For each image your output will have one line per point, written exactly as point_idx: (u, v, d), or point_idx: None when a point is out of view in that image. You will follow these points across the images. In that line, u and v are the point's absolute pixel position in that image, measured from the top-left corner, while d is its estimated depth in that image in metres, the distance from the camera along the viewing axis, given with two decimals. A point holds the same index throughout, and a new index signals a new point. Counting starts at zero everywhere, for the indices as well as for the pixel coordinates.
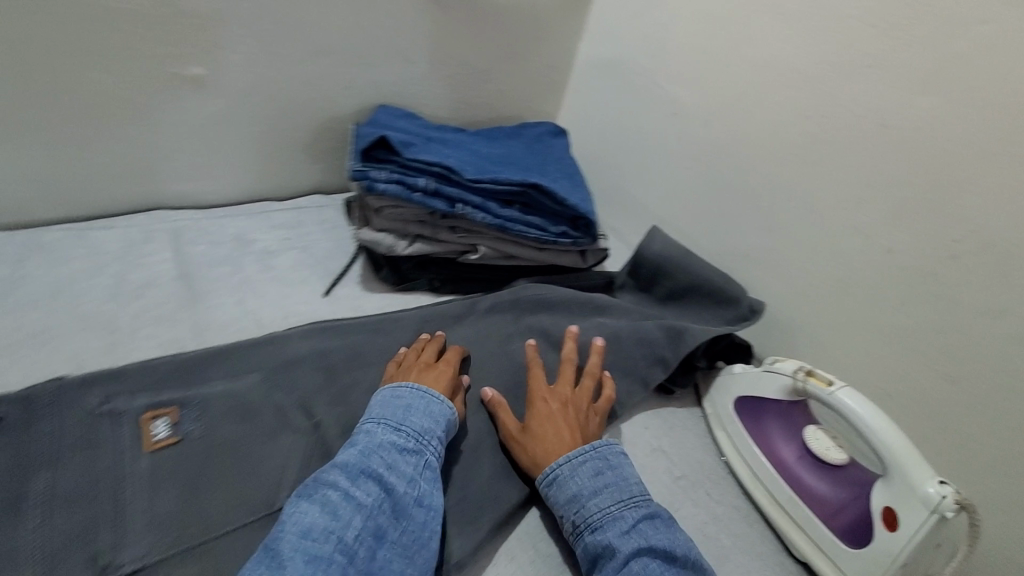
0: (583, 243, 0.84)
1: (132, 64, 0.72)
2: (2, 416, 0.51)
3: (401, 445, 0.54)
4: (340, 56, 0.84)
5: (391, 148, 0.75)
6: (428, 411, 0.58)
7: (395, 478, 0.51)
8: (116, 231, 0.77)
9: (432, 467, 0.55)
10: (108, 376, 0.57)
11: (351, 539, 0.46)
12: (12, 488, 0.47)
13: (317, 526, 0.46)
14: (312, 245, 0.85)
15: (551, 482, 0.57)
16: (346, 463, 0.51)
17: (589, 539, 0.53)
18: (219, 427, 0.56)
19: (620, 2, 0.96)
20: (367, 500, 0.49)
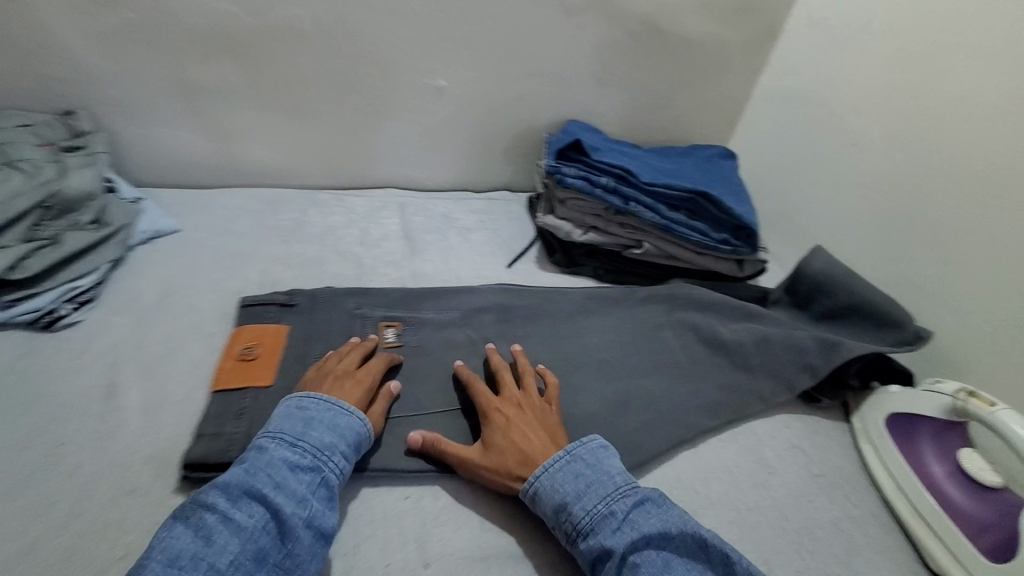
0: (742, 252, 0.90)
1: (400, 76, 0.95)
2: (298, 303, 0.73)
3: (294, 461, 0.52)
4: (548, 77, 1.02)
5: (581, 150, 0.89)
6: (331, 425, 0.55)
7: (280, 499, 0.49)
8: (363, 199, 1.01)
9: (326, 485, 0.52)
10: (359, 292, 0.77)
11: (223, 566, 0.45)
12: (302, 350, 0.68)
13: (188, 552, 0.45)
14: (500, 227, 1.02)
15: (534, 498, 0.55)
16: (227, 484, 0.49)
17: (584, 544, 0.52)
18: (430, 342, 0.73)
19: (808, 38, 1.02)
20: (248, 522, 0.47)
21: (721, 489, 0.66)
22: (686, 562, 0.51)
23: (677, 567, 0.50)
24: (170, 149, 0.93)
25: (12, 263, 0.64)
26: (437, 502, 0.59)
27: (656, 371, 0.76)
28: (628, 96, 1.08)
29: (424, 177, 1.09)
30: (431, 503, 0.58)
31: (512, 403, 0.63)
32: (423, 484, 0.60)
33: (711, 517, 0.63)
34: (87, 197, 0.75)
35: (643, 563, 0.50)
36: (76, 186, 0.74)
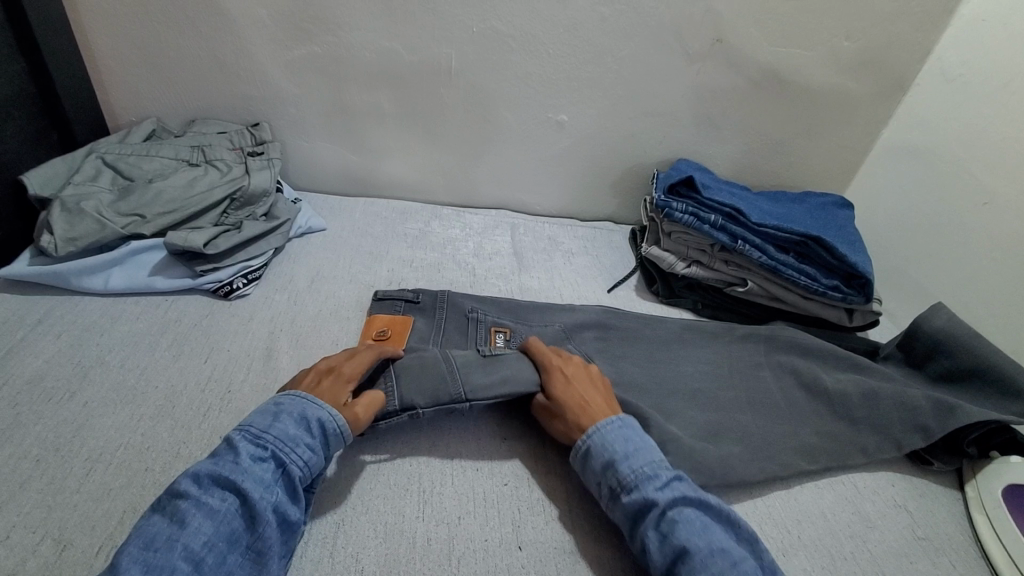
0: (854, 302, 0.88)
1: (527, 109, 1.05)
2: (423, 300, 0.82)
3: (262, 451, 0.54)
4: (663, 118, 1.07)
5: (692, 187, 0.92)
6: (299, 418, 0.57)
7: (250, 485, 0.51)
8: (479, 217, 1.11)
9: (290, 474, 0.54)
10: (474, 297, 0.85)
11: (197, 547, 0.46)
12: (422, 339, 0.76)
13: (161, 536, 0.46)
14: (602, 254, 1.08)
15: (585, 453, 0.61)
16: (197, 473, 0.51)
17: (627, 498, 0.57)
18: None
19: (942, 93, 1.00)
20: (217, 508, 0.49)
21: (813, 532, 0.65)
22: (723, 529, 0.54)
23: (714, 532, 0.53)
24: (327, 159, 1.09)
25: (207, 241, 0.78)
26: (532, 493, 0.63)
27: (751, 407, 0.77)
28: (741, 139, 1.11)
29: (535, 202, 1.18)
30: (526, 493, 0.63)
31: (571, 367, 0.70)
32: (520, 475, 0.65)
33: (801, 557, 0.62)
34: (262, 194, 0.89)
35: (681, 520, 0.54)
36: (257, 184, 0.89)
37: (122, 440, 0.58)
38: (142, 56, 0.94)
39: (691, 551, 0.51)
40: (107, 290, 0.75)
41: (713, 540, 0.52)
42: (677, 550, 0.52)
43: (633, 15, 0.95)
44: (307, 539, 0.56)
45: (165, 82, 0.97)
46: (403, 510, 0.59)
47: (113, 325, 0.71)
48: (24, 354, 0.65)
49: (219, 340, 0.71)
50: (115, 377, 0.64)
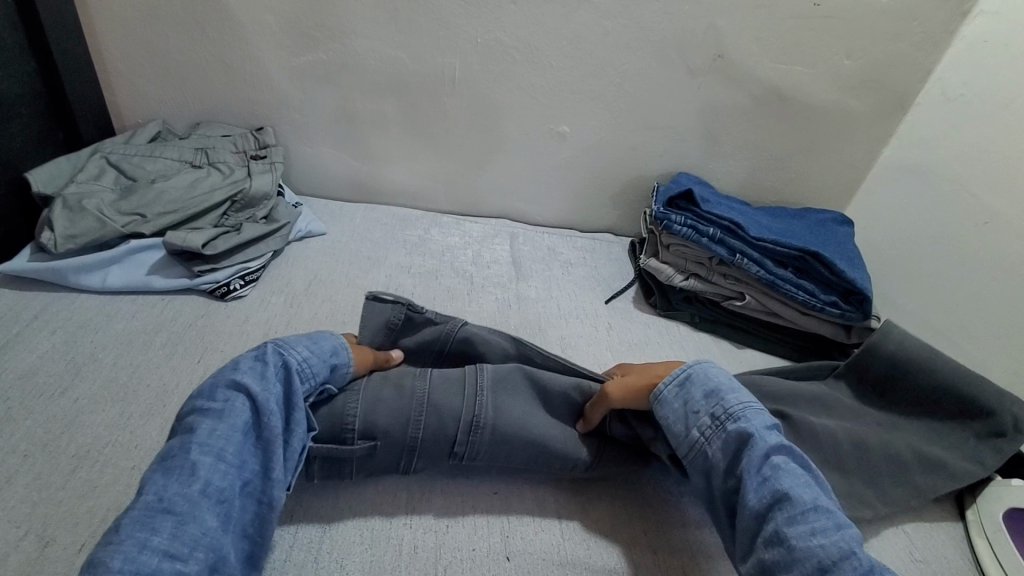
0: (852, 318, 0.86)
1: (530, 119, 1.05)
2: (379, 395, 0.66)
3: (258, 356, 0.58)
4: (664, 132, 1.08)
5: (692, 200, 0.93)
6: (289, 334, 0.62)
7: (248, 382, 0.55)
8: (479, 226, 1.11)
9: (288, 369, 0.58)
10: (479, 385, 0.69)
11: (212, 439, 0.51)
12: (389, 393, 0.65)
13: (177, 446, 0.51)
14: (601, 266, 1.08)
15: (687, 380, 0.64)
16: (202, 392, 0.56)
17: (732, 433, 0.59)
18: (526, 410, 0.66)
19: (943, 113, 1.00)
20: (222, 407, 0.53)
21: None
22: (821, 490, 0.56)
23: (816, 489, 0.55)
24: (330, 165, 1.10)
25: (206, 241, 0.78)
26: (523, 504, 0.63)
27: None
28: (742, 154, 1.11)
29: (535, 212, 1.18)
30: (517, 504, 0.63)
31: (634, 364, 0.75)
32: (511, 485, 0.65)
33: None
34: (264, 197, 0.90)
35: (786, 466, 0.56)
36: (259, 186, 0.89)
37: (111, 437, 0.57)
38: (151, 59, 0.96)
39: (794, 500, 0.53)
40: (104, 288, 0.75)
41: (815, 494, 0.54)
42: (779, 493, 0.54)
43: (636, 30, 0.96)
44: (291, 544, 0.55)
45: (172, 84, 0.98)
46: (390, 518, 0.59)
47: (109, 322, 0.71)
48: (19, 349, 0.66)
49: (213, 341, 0.71)
50: (108, 374, 0.64)
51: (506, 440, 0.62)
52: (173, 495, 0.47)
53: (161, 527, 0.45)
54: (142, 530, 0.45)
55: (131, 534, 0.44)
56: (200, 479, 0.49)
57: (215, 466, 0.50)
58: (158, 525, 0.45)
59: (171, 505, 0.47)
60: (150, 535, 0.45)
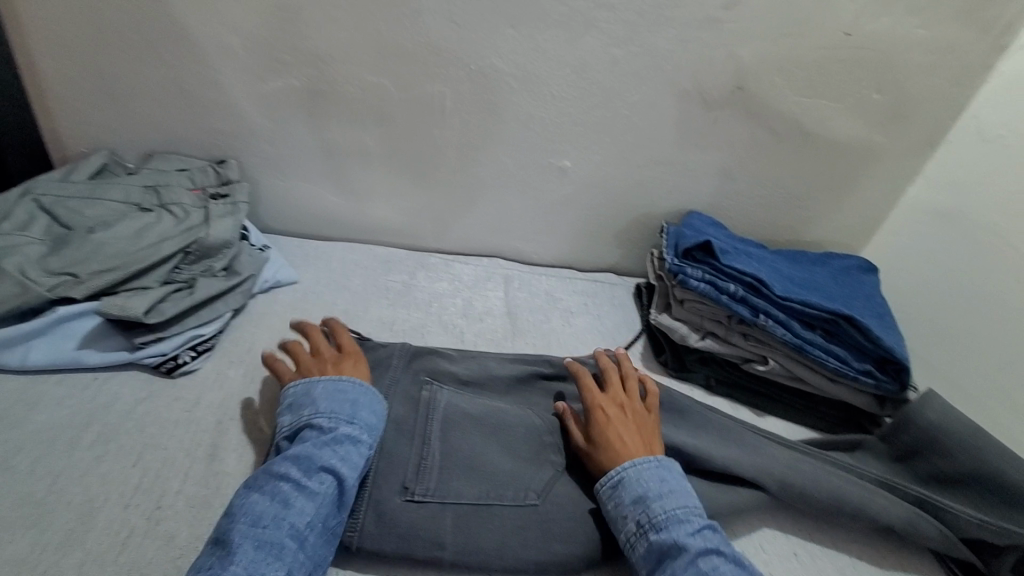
0: (887, 389, 0.78)
1: (528, 153, 0.95)
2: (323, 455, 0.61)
3: (354, 435, 0.58)
4: (674, 168, 0.98)
5: (709, 252, 0.83)
6: (370, 408, 0.62)
7: (347, 471, 0.55)
8: (470, 269, 1.01)
9: (369, 459, 0.59)
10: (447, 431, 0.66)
11: (301, 526, 0.51)
12: None
13: (268, 515, 0.51)
14: (604, 315, 0.98)
15: (615, 484, 0.59)
16: (296, 457, 0.55)
17: (655, 538, 0.54)
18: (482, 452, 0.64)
19: (977, 154, 0.91)
20: (316, 491, 0.53)
21: None
22: None
23: None
24: (304, 200, 0.98)
25: (150, 307, 0.67)
26: None
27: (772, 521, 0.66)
28: (757, 192, 1.02)
29: (531, 251, 1.08)
30: None
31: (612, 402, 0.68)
32: None
33: None
34: (222, 246, 0.78)
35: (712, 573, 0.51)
36: (217, 234, 0.77)
37: None
38: (96, 85, 0.84)
39: None
40: (24, 366, 0.64)
41: None
42: None
43: (647, 58, 0.86)
44: None
45: (122, 113, 0.87)
46: None
47: (30, 413, 0.60)
48: None
49: (155, 435, 0.60)
50: (24, 488, 0.53)
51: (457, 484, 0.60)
52: (261, 574, 0.47)
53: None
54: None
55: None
56: (286, 564, 0.49)
57: (297, 554, 0.50)
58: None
59: None
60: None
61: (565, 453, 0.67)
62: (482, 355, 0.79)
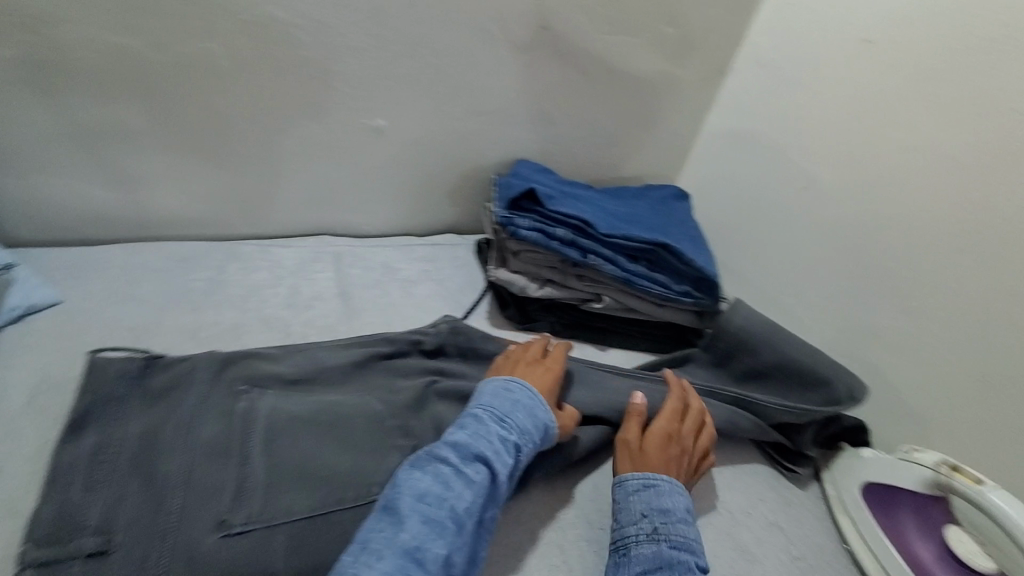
0: (704, 304, 0.86)
1: (334, 114, 0.86)
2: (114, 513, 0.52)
3: (508, 432, 0.58)
4: (495, 117, 0.96)
5: (535, 200, 0.83)
6: (531, 414, 0.61)
7: (499, 466, 0.55)
8: (292, 251, 0.91)
9: (519, 461, 0.58)
10: (270, 440, 0.58)
11: (461, 510, 0.51)
12: (140, 475, 0.54)
13: (431, 492, 0.52)
14: (447, 279, 0.94)
15: (650, 486, 0.60)
16: (457, 443, 0.56)
17: (665, 548, 0.55)
18: (315, 454, 0.58)
19: (756, 79, 1.01)
20: (475, 480, 0.54)
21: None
22: None
23: None
24: (58, 199, 0.80)
25: None
26: None
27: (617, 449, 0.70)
28: (577, 134, 1.03)
29: (360, 223, 0.99)
30: None
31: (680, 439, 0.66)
32: None
33: None
34: None
35: None
36: None
37: None
38: None
39: None
40: None
41: None
42: None
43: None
44: None
45: None
46: None
47: None
48: None
49: None
50: None
51: (288, 497, 0.54)
52: (426, 547, 0.48)
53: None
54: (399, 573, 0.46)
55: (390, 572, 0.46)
56: (442, 549, 0.49)
57: (457, 539, 0.50)
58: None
59: (420, 557, 0.47)
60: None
61: (410, 434, 0.63)
62: (312, 346, 0.71)
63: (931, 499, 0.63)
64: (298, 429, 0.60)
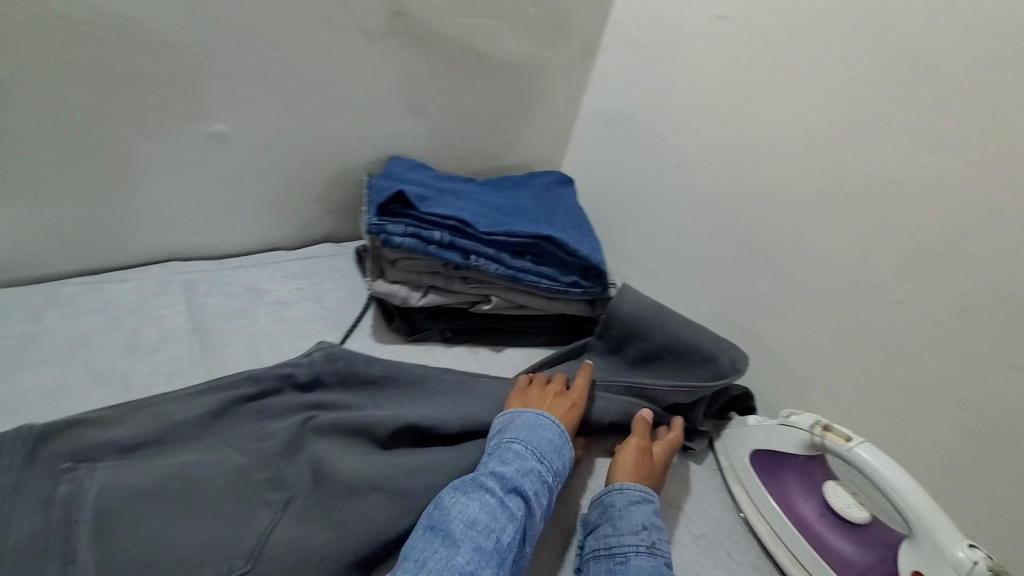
0: (594, 292, 0.85)
1: (159, 122, 0.74)
2: None
3: (541, 464, 0.58)
4: (356, 112, 0.87)
5: (407, 202, 0.77)
6: (562, 452, 0.62)
7: (538, 502, 0.55)
8: (130, 285, 0.78)
9: (551, 498, 0.58)
10: (102, 523, 0.49)
11: (506, 543, 0.50)
12: None
13: (480, 522, 0.50)
14: (324, 295, 0.86)
15: (645, 503, 0.61)
16: (502, 475, 0.55)
17: (662, 566, 0.54)
18: (161, 532, 0.50)
19: (623, 58, 1.00)
20: (517, 514, 0.52)
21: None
22: None
23: None
24: None
25: None
26: None
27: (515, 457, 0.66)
28: (451, 124, 0.97)
29: (216, 243, 0.87)
30: None
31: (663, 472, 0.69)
32: None
33: None
34: None
35: None
36: None
37: None
38: None
39: None
40: None
41: None
42: None
43: None
44: None
45: None
46: None
47: None
48: None
49: None
50: None
51: None
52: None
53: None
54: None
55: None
56: None
57: (502, 573, 0.48)
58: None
59: None
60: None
61: (282, 486, 0.56)
62: (159, 399, 0.61)
63: (809, 458, 0.67)
64: (138, 505, 0.51)
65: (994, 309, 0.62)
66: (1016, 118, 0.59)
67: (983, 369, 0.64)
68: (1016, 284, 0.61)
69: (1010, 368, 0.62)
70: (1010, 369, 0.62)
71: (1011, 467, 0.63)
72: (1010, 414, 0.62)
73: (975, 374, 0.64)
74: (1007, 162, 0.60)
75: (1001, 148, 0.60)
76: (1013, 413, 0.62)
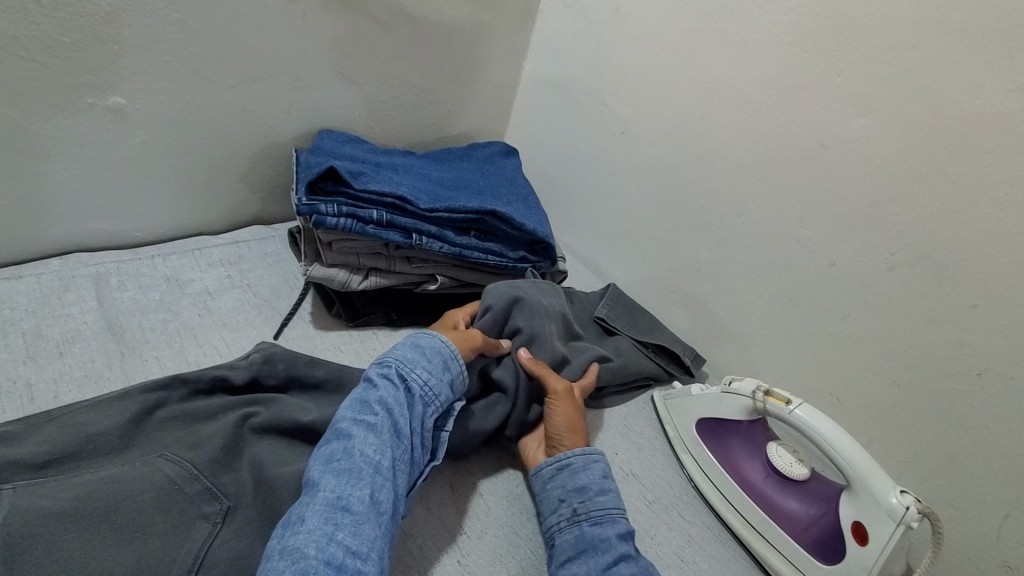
0: (543, 267, 0.86)
1: (42, 95, 0.64)
2: None
3: (387, 372, 0.59)
4: (278, 82, 0.80)
5: (340, 180, 0.72)
6: (412, 346, 0.62)
7: (394, 402, 0.56)
8: (28, 281, 0.69)
9: (413, 390, 0.58)
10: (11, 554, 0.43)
11: (368, 452, 0.51)
12: None
13: (338, 450, 0.51)
14: (256, 281, 0.80)
15: (563, 466, 0.61)
16: (347, 402, 0.56)
17: (585, 531, 0.55)
18: (83, 560, 0.45)
19: (563, 20, 0.96)
20: (373, 424, 0.53)
21: None
22: None
23: None
24: None
25: None
26: None
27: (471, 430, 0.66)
28: (384, 93, 0.91)
29: (127, 230, 0.79)
30: None
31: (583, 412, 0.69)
32: None
33: None
34: None
35: None
36: None
37: None
38: None
39: None
40: None
41: None
42: None
43: None
44: None
45: None
46: None
47: None
48: None
49: None
50: None
51: None
52: (348, 493, 0.48)
53: (343, 523, 0.46)
54: (327, 525, 0.45)
55: (317, 527, 0.45)
56: (360, 494, 0.48)
57: (376, 476, 0.50)
58: (340, 522, 0.46)
59: (348, 505, 0.47)
60: (334, 531, 0.45)
61: (220, 496, 0.52)
62: (71, 409, 0.55)
63: (752, 423, 0.69)
64: (54, 530, 0.46)
65: (921, 266, 0.65)
66: (936, 82, 0.61)
67: (909, 325, 0.67)
68: (936, 240, 0.63)
69: (931, 321, 0.65)
70: (931, 323, 0.65)
71: (932, 412, 0.67)
72: (932, 366, 0.66)
73: (901, 330, 0.68)
74: (929, 124, 0.62)
75: (924, 111, 0.62)
76: (935, 364, 0.66)
